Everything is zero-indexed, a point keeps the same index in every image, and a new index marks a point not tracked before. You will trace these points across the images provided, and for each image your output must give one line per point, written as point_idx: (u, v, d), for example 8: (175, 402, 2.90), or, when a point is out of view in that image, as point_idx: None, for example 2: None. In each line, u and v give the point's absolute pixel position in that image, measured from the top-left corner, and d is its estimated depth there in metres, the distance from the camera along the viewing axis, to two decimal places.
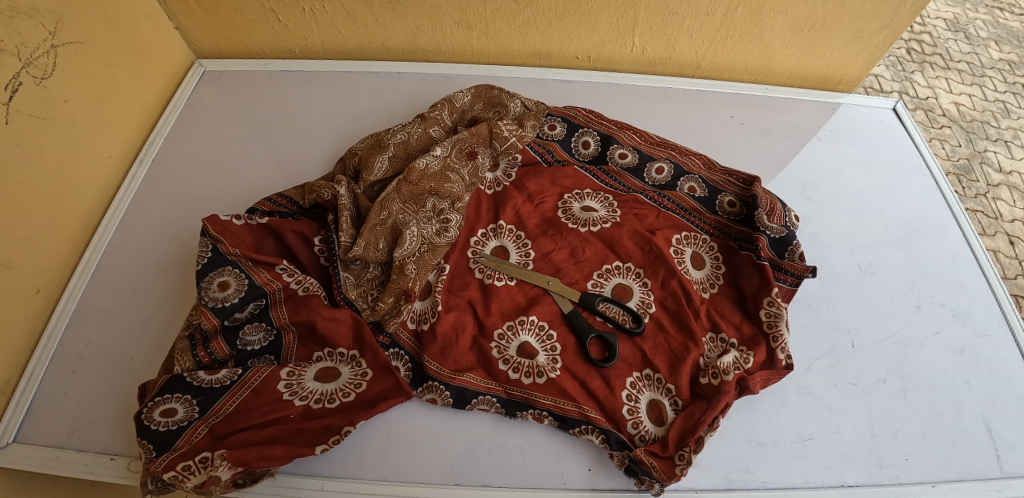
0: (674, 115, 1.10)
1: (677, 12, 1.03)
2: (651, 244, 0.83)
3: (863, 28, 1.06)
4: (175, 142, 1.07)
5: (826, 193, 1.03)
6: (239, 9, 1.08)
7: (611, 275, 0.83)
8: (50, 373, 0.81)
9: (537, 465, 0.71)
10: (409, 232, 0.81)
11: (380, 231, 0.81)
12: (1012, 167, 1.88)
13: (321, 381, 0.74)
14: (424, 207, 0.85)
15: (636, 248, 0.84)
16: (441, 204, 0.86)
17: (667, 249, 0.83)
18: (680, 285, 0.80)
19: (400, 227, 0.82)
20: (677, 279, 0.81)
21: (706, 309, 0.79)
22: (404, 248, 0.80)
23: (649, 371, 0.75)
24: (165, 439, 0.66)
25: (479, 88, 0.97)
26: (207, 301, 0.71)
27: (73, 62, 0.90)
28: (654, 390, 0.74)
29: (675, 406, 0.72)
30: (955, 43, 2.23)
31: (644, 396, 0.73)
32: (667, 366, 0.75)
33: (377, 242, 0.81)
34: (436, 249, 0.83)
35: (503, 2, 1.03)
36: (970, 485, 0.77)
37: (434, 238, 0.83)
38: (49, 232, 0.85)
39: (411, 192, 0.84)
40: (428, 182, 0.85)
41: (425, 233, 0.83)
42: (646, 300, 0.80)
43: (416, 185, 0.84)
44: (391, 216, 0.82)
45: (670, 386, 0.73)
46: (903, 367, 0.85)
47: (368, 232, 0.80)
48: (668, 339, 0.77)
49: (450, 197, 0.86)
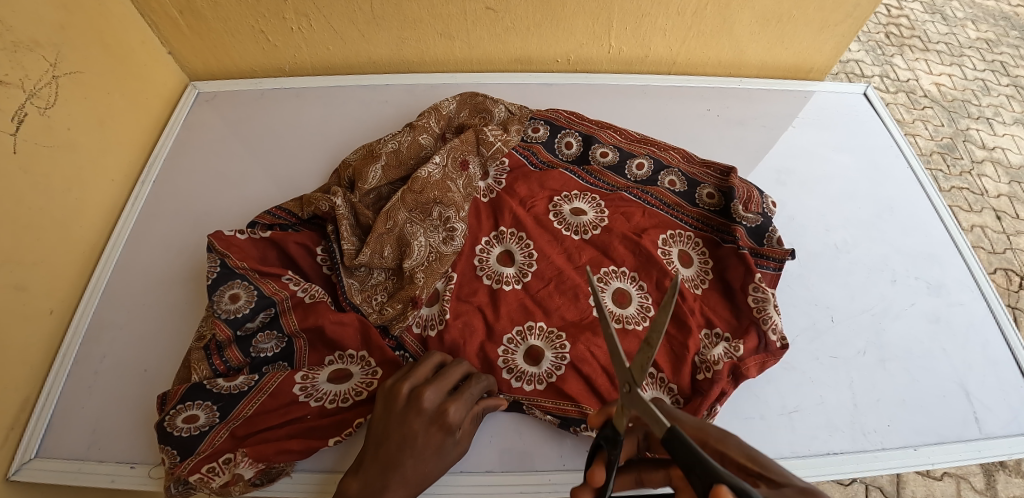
0: (652, 111, 1.14)
1: (649, 12, 1.08)
2: (639, 246, 0.87)
3: (828, 18, 1.11)
4: (173, 163, 1.11)
5: (801, 178, 1.08)
6: (228, 31, 1.12)
7: (610, 279, 0.85)
8: (68, 388, 0.85)
9: (536, 450, 0.76)
10: (416, 242, 0.85)
11: (386, 239, 0.84)
12: (994, 143, 1.94)
13: (334, 382, 0.77)
14: (430, 216, 0.88)
15: (628, 252, 0.87)
16: (446, 212, 0.88)
17: (655, 250, 0.87)
18: (673, 285, 0.83)
19: (408, 236, 0.85)
20: (670, 278, 0.84)
21: (699, 306, 0.83)
22: (414, 258, 0.83)
23: (652, 370, 0.78)
24: (188, 444, 0.71)
25: (464, 96, 1.02)
26: (219, 313, 0.76)
27: (74, 91, 0.94)
28: (656, 389, 0.77)
29: (677, 403, 0.76)
30: (932, 25, 2.28)
31: (648, 395, 0.77)
32: (670, 367, 0.78)
33: (383, 250, 0.84)
34: (444, 258, 0.85)
35: (481, 12, 1.07)
36: (951, 446, 0.81)
37: (441, 247, 0.86)
38: (58, 254, 0.89)
39: (416, 201, 0.88)
40: (432, 191, 0.88)
41: (432, 242, 0.86)
42: (645, 304, 0.83)
43: (420, 194, 0.88)
44: (398, 225, 0.85)
45: (673, 385, 0.77)
46: (881, 338, 0.89)
47: (374, 240, 0.83)
48: (670, 339, 0.80)
49: (454, 205, 0.88)
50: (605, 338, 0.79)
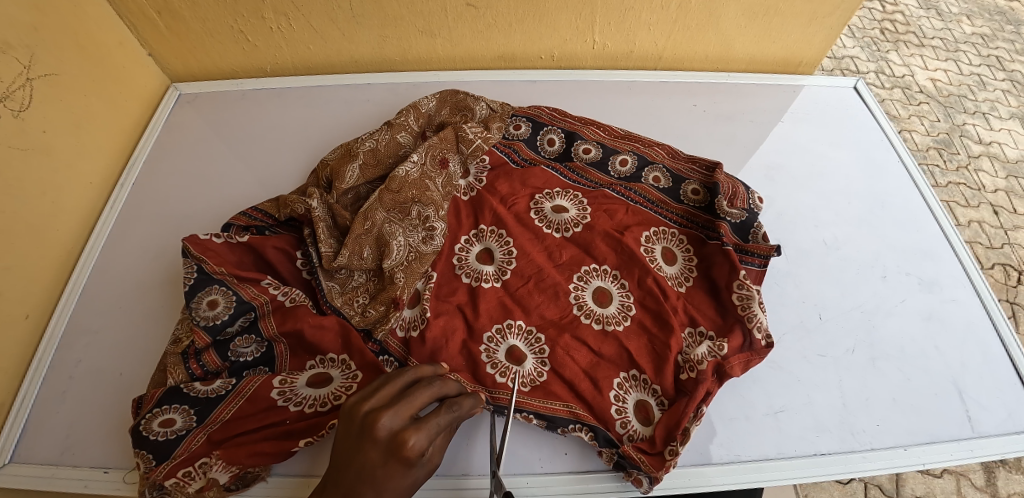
0: (639, 108, 1.13)
1: (633, 7, 1.06)
2: (622, 244, 0.85)
3: (817, 11, 1.10)
4: (153, 165, 1.10)
5: (791, 174, 1.06)
6: (208, 31, 1.11)
7: (590, 278, 0.84)
8: (42, 394, 0.84)
9: (516, 453, 0.75)
10: (395, 242, 0.83)
11: (364, 240, 0.83)
12: (990, 138, 1.92)
13: (314, 387, 0.75)
14: (410, 215, 0.86)
15: (610, 250, 0.85)
16: (425, 211, 0.86)
17: (638, 248, 0.85)
18: (655, 283, 0.82)
19: (387, 236, 0.83)
20: (652, 276, 0.82)
21: (683, 305, 0.81)
22: (393, 258, 0.82)
23: (635, 371, 0.76)
24: (165, 448, 0.69)
25: (445, 94, 1.00)
26: (197, 320, 0.74)
27: (49, 93, 0.92)
28: (640, 391, 0.76)
29: (662, 405, 0.75)
30: (928, 20, 2.27)
31: (632, 397, 0.75)
32: (652, 368, 0.76)
33: (362, 250, 0.83)
34: (423, 258, 0.84)
35: (462, 9, 1.06)
36: (944, 446, 0.79)
37: (420, 246, 0.84)
38: (31, 259, 0.88)
39: (394, 200, 0.86)
40: (410, 190, 0.87)
41: (411, 241, 0.85)
42: (626, 302, 0.81)
43: (398, 193, 0.86)
44: (376, 225, 0.84)
45: (656, 386, 0.75)
46: (872, 336, 0.87)
47: (353, 241, 0.82)
48: (652, 339, 0.78)
49: (433, 204, 0.87)
50: (583, 340, 0.78)
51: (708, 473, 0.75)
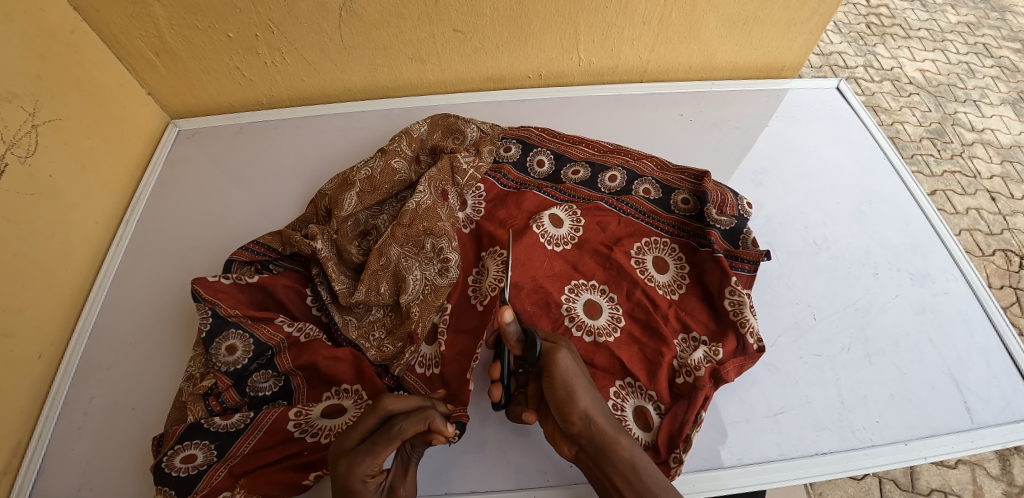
0: (626, 121, 1.15)
1: (615, 23, 1.09)
2: (611, 259, 0.87)
3: (794, 17, 1.13)
4: (157, 201, 1.13)
5: (778, 177, 1.08)
6: (206, 69, 1.14)
7: (579, 291, 0.85)
8: (57, 432, 0.86)
9: (521, 467, 0.77)
10: (412, 276, 0.85)
11: (381, 275, 0.85)
12: (982, 124, 1.94)
13: (329, 417, 0.77)
14: (424, 248, 0.88)
15: (599, 266, 0.88)
16: (439, 242, 0.88)
17: (627, 261, 0.87)
18: (644, 294, 0.84)
19: (403, 271, 0.85)
20: (640, 288, 0.85)
21: (674, 312, 0.83)
22: (409, 292, 0.84)
23: (629, 379, 0.78)
24: (187, 483, 0.71)
25: (435, 118, 1.04)
26: (219, 365, 0.77)
27: (54, 138, 0.95)
28: (637, 397, 0.77)
29: (660, 411, 0.76)
30: (913, 12, 2.30)
31: (630, 403, 0.77)
32: (645, 374, 0.78)
33: (379, 286, 0.84)
34: (439, 290, 0.86)
35: (449, 34, 1.09)
36: (944, 438, 0.80)
37: (436, 279, 0.86)
38: (43, 299, 0.91)
39: (406, 234, 0.88)
40: (421, 222, 0.88)
41: (427, 275, 0.87)
42: (615, 314, 0.83)
43: (409, 227, 0.88)
44: (392, 261, 0.86)
45: (652, 393, 0.77)
46: (866, 333, 0.89)
47: (370, 277, 0.84)
48: (642, 347, 0.80)
49: (445, 234, 0.88)
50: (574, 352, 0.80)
51: (711, 481, 0.76)
